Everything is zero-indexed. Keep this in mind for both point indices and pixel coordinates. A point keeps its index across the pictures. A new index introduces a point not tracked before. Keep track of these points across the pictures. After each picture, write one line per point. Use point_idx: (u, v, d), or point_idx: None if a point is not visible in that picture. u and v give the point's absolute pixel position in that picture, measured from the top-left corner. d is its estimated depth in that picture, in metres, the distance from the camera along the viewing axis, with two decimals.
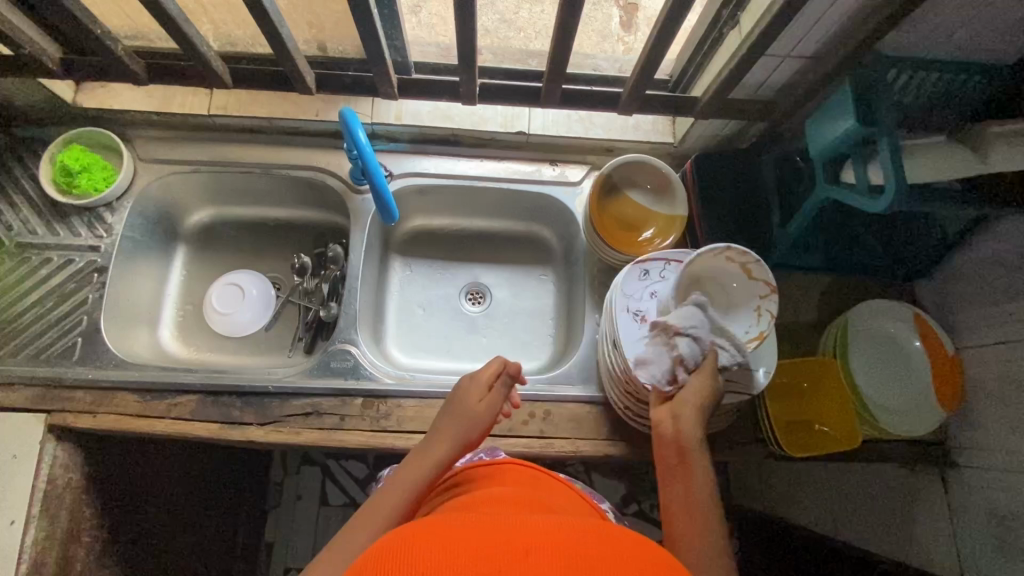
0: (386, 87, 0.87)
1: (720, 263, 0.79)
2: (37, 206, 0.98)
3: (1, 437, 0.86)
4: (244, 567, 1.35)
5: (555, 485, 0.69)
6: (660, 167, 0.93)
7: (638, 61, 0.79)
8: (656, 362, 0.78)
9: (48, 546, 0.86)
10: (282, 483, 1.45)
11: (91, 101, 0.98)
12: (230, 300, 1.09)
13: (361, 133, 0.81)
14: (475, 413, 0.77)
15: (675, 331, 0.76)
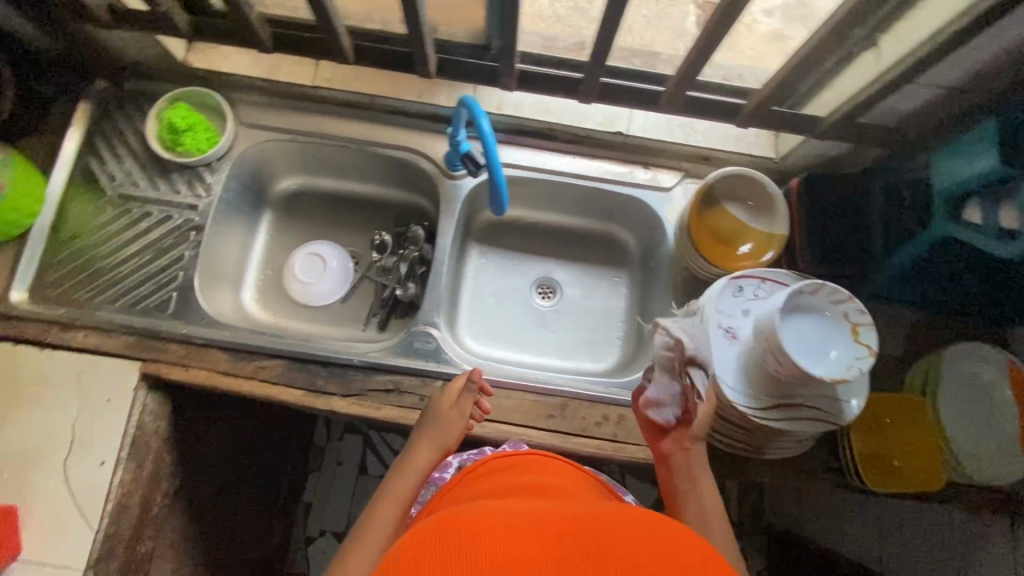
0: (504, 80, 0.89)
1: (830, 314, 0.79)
2: (141, 160, 1.01)
3: (100, 380, 0.90)
4: (283, 524, 1.39)
5: (572, 475, 0.75)
6: (767, 184, 0.91)
7: (780, 73, 0.80)
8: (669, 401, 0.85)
9: (134, 487, 0.90)
10: (324, 447, 1.48)
11: (201, 61, 1.03)
12: (313, 270, 1.12)
13: (485, 121, 0.78)
14: (446, 423, 0.82)
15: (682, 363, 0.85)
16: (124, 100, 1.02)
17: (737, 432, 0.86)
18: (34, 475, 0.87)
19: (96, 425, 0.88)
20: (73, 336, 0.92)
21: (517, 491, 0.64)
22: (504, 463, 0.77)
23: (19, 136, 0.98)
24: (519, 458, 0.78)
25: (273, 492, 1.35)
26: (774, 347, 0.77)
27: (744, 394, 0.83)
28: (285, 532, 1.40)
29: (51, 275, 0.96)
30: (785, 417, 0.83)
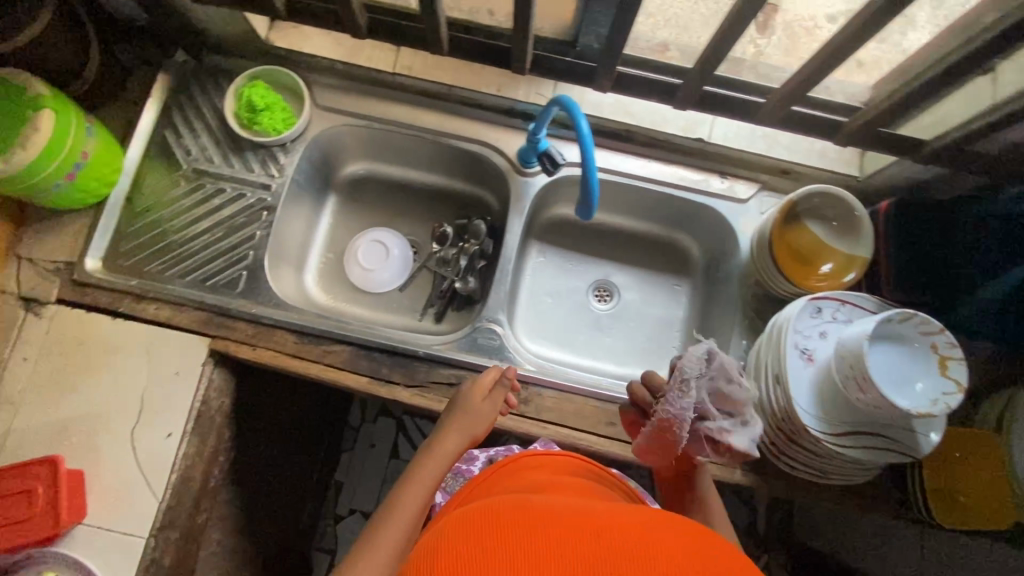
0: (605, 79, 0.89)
1: (911, 345, 0.77)
2: (216, 136, 1.01)
3: (169, 353, 0.91)
4: (312, 504, 1.36)
5: (599, 483, 0.76)
6: (856, 205, 0.88)
7: (906, 92, 0.77)
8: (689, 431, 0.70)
9: (196, 460, 0.91)
10: (358, 428, 1.45)
11: (283, 39, 1.03)
12: (375, 257, 1.13)
13: (583, 122, 0.78)
14: (478, 415, 0.81)
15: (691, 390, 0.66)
16: (201, 74, 1.02)
17: (805, 457, 0.84)
18: (101, 443, 0.88)
19: (164, 397, 0.89)
20: (146, 307, 0.93)
21: (547, 489, 0.68)
22: (529, 464, 0.78)
23: (98, 104, 0.98)
24: (551, 459, 0.80)
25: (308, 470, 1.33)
26: (861, 376, 0.74)
27: (816, 418, 0.81)
28: (315, 511, 1.38)
29: (124, 245, 0.96)
30: (857, 446, 0.81)
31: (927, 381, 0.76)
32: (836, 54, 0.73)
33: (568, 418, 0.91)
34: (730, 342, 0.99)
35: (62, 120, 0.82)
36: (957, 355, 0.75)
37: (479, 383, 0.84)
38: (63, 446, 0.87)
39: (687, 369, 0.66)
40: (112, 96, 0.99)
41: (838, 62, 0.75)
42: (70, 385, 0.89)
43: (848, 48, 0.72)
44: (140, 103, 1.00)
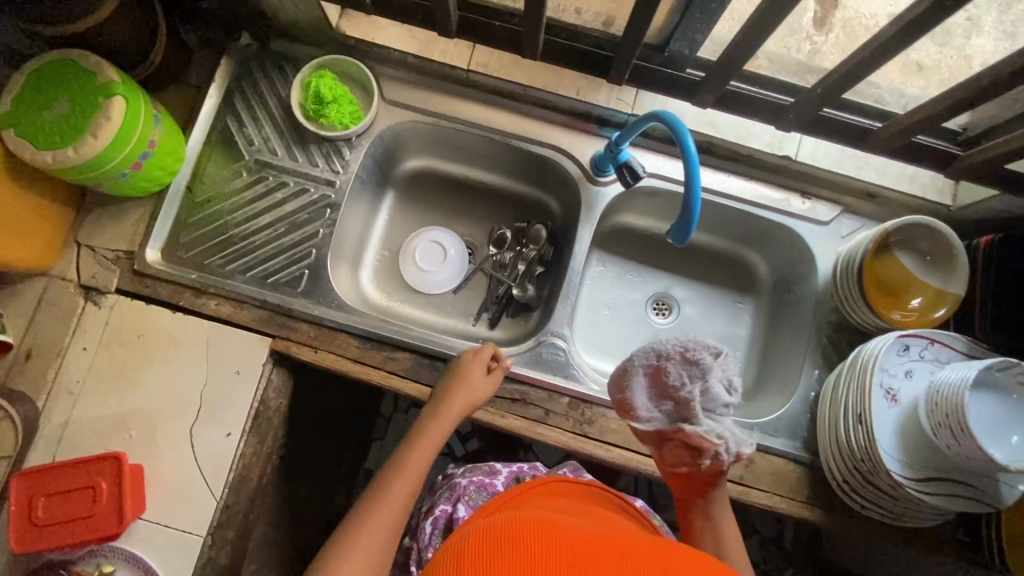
0: (707, 92, 0.83)
1: (1009, 394, 0.73)
2: (280, 127, 0.97)
3: (228, 351, 0.89)
4: (343, 495, 1.23)
5: (623, 517, 0.71)
6: (953, 239, 0.83)
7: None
8: (651, 409, 0.65)
9: (252, 461, 0.89)
10: (390, 418, 1.29)
11: (353, 30, 0.98)
12: (433, 259, 1.10)
13: (691, 141, 0.74)
14: (474, 389, 0.80)
15: (675, 365, 0.63)
16: (265, 60, 0.98)
17: (881, 499, 0.81)
18: (160, 439, 0.86)
19: (223, 396, 0.88)
20: (206, 302, 0.91)
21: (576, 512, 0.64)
22: (564, 489, 0.72)
23: (160, 88, 0.95)
24: (584, 488, 0.74)
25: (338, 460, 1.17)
26: (957, 427, 0.71)
27: (898, 461, 0.79)
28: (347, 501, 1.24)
29: (184, 236, 0.94)
30: (940, 493, 0.78)
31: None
32: (969, 86, 0.68)
33: (634, 442, 0.87)
34: (800, 371, 0.95)
35: (133, 104, 0.79)
36: None
37: (477, 356, 0.84)
38: (121, 440, 0.86)
39: (701, 355, 0.62)
40: (174, 79, 0.95)
41: (966, 96, 0.70)
42: (129, 377, 0.88)
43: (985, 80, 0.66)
44: (203, 89, 0.96)
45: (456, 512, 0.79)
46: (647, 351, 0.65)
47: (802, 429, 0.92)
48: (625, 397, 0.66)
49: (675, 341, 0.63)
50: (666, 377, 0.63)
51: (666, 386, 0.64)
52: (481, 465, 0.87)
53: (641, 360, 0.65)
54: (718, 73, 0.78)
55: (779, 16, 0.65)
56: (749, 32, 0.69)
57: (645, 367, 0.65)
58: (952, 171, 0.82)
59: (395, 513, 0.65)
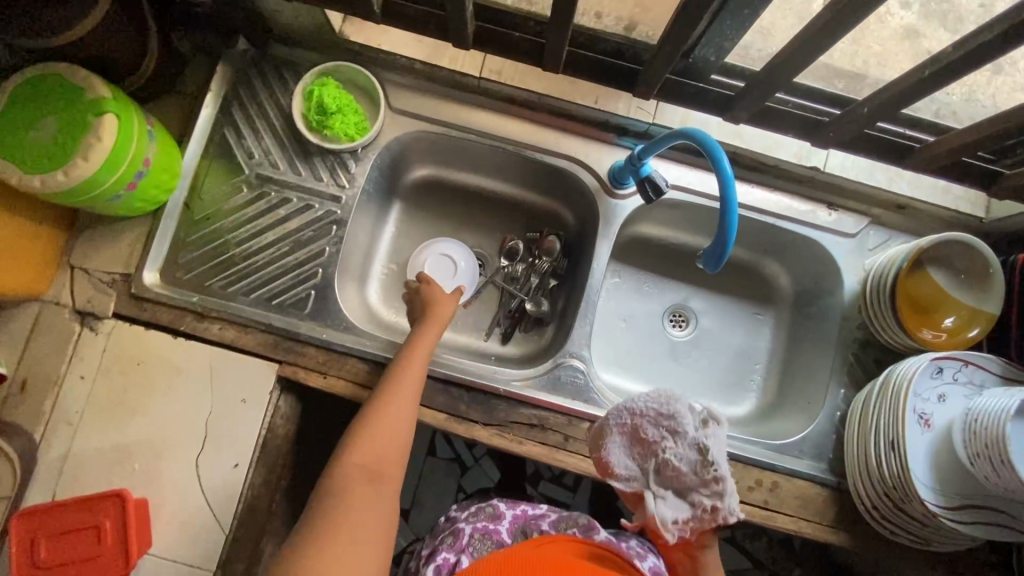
0: (739, 105, 0.78)
1: None
2: (281, 139, 0.92)
3: (233, 378, 0.85)
4: None
5: None
6: (989, 257, 0.80)
7: None
8: (633, 470, 0.62)
9: (261, 491, 0.86)
10: None
11: (358, 35, 0.92)
12: (442, 271, 1.04)
13: (727, 162, 0.70)
14: (439, 306, 0.87)
15: (651, 421, 0.61)
16: (264, 67, 0.92)
17: (911, 525, 0.79)
18: (165, 471, 0.83)
19: (229, 425, 0.84)
20: (208, 326, 0.87)
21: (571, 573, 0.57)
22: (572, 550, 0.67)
23: (153, 98, 0.89)
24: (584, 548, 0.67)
25: None
26: (997, 458, 0.69)
27: (931, 489, 0.76)
28: None
29: (183, 256, 0.89)
30: (973, 521, 0.76)
31: None
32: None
33: None
34: (826, 390, 0.92)
35: (125, 122, 0.74)
36: None
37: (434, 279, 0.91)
38: (125, 472, 0.83)
39: (675, 405, 0.61)
40: (167, 88, 0.89)
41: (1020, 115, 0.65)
42: (130, 406, 0.84)
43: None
44: (198, 98, 0.91)
45: (460, 562, 0.74)
46: (621, 409, 0.63)
47: (828, 450, 0.89)
48: (602, 458, 0.64)
49: (649, 398, 0.62)
50: (645, 435, 0.62)
51: (647, 444, 0.62)
52: (486, 507, 0.83)
53: (616, 419, 0.64)
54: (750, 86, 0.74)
55: (826, 31, 0.60)
56: (790, 46, 0.65)
57: (619, 425, 0.63)
58: (998, 190, 0.78)
59: (410, 392, 0.77)
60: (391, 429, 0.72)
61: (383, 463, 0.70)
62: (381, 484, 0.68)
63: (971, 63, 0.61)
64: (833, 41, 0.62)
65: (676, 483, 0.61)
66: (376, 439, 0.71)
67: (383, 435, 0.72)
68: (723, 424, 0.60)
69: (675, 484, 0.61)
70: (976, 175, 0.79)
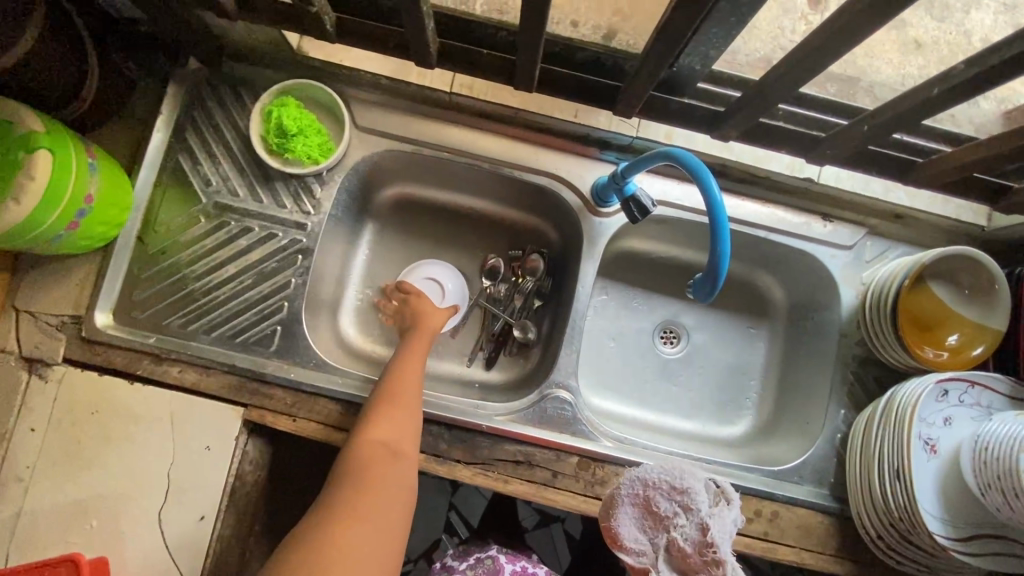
0: (727, 120, 0.73)
1: None
2: (239, 163, 0.86)
3: (195, 425, 0.79)
4: None
5: None
6: (994, 271, 0.76)
7: None
8: (638, 545, 0.57)
9: (229, 543, 0.80)
10: None
11: (319, 51, 0.85)
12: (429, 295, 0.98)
13: (714, 184, 0.65)
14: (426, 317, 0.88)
15: (665, 495, 0.57)
16: (218, 86, 0.86)
17: (918, 556, 0.75)
18: (125, 527, 0.77)
19: (192, 476, 0.79)
20: (167, 369, 0.81)
21: None
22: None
23: (98, 125, 0.83)
24: None
25: None
26: (1011, 491, 0.64)
27: (940, 520, 0.72)
28: None
29: (138, 294, 0.83)
30: (985, 553, 0.72)
31: None
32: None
33: None
34: (826, 411, 0.88)
35: (62, 158, 0.67)
36: None
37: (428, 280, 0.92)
38: (82, 530, 0.77)
39: (692, 482, 0.57)
40: (113, 113, 0.83)
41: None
42: (86, 459, 0.78)
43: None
44: (149, 123, 0.84)
45: None
46: (634, 477, 0.59)
47: (829, 475, 0.85)
48: (609, 528, 0.59)
49: (663, 469, 0.58)
50: (658, 510, 0.57)
51: (658, 520, 0.57)
52: (486, 559, 0.80)
53: (628, 488, 0.59)
54: (740, 101, 0.68)
55: (821, 45, 0.55)
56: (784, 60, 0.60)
57: (630, 495, 0.59)
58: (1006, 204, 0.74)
59: (415, 376, 0.79)
60: (404, 410, 0.74)
61: (399, 442, 0.72)
62: (400, 462, 0.70)
63: (977, 77, 0.56)
64: (828, 56, 0.57)
65: (682, 567, 0.55)
66: (390, 422, 0.73)
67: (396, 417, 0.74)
68: (734, 505, 0.56)
69: (683, 568, 0.55)
70: (980, 186, 0.74)
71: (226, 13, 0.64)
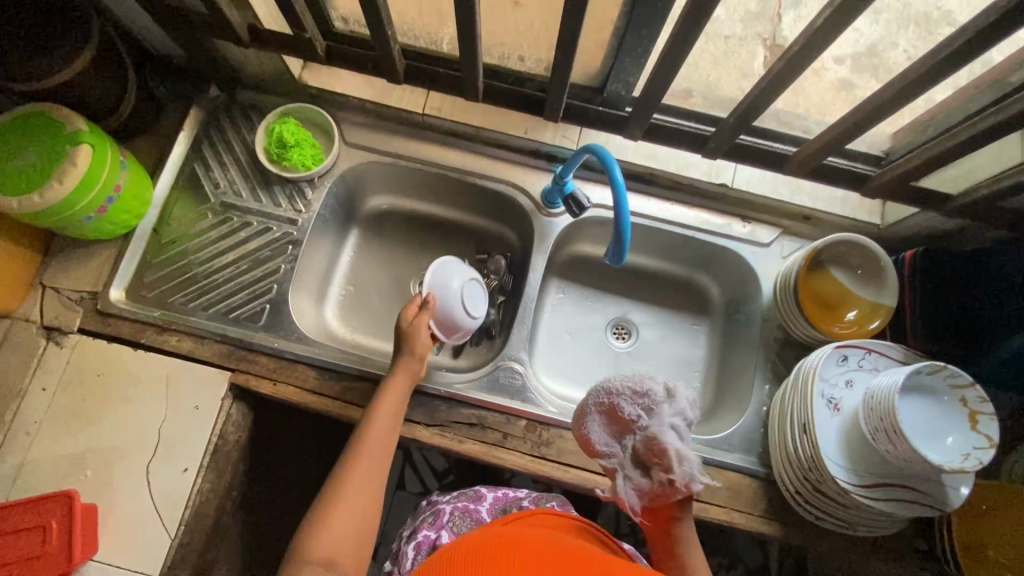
0: (635, 126, 0.89)
1: (936, 385, 0.76)
2: (244, 170, 1.02)
3: (188, 387, 0.90)
4: None
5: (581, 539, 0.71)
6: (878, 253, 0.88)
7: (919, 154, 0.78)
8: (607, 444, 0.68)
9: (208, 497, 0.89)
10: None
11: (316, 81, 1.04)
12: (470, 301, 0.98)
13: (617, 170, 0.79)
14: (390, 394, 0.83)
15: (625, 400, 0.67)
16: (233, 109, 1.04)
17: (831, 507, 0.82)
18: (116, 478, 0.86)
19: (181, 432, 0.88)
20: (167, 339, 0.93)
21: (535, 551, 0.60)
22: (559, 521, 0.74)
23: (131, 137, 1.00)
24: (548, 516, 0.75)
25: None
26: (891, 428, 0.74)
27: (843, 468, 0.80)
28: None
29: (149, 276, 0.96)
30: (886, 498, 0.80)
31: (957, 442, 0.75)
32: (864, 109, 0.73)
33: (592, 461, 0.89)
34: (753, 387, 0.98)
35: (99, 152, 0.83)
36: (989, 410, 0.74)
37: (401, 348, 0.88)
38: (77, 479, 0.86)
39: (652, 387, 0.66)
40: (145, 129, 1.01)
41: (858, 118, 0.74)
42: (87, 416, 0.88)
43: (875, 101, 0.71)
44: (172, 138, 1.02)
45: (439, 537, 0.81)
46: (600, 388, 0.70)
47: (757, 444, 0.93)
48: (584, 435, 0.70)
49: (625, 378, 0.68)
50: (622, 414, 0.67)
51: (623, 422, 0.68)
52: (468, 491, 0.90)
53: (596, 398, 0.70)
54: (645, 108, 0.84)
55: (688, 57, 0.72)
56: (660, 75, 0.77)
57: (600, 404, 0.69)
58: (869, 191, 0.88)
59: (372, 467, 0.73)
60: (350, 510, 0.68)
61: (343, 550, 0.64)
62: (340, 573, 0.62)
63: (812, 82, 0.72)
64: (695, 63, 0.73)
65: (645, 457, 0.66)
66: (352, 496, 0.69)
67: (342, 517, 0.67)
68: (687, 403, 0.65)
69: (645, 461, 0.66)
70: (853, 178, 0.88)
71: (240, 41, 0.83)
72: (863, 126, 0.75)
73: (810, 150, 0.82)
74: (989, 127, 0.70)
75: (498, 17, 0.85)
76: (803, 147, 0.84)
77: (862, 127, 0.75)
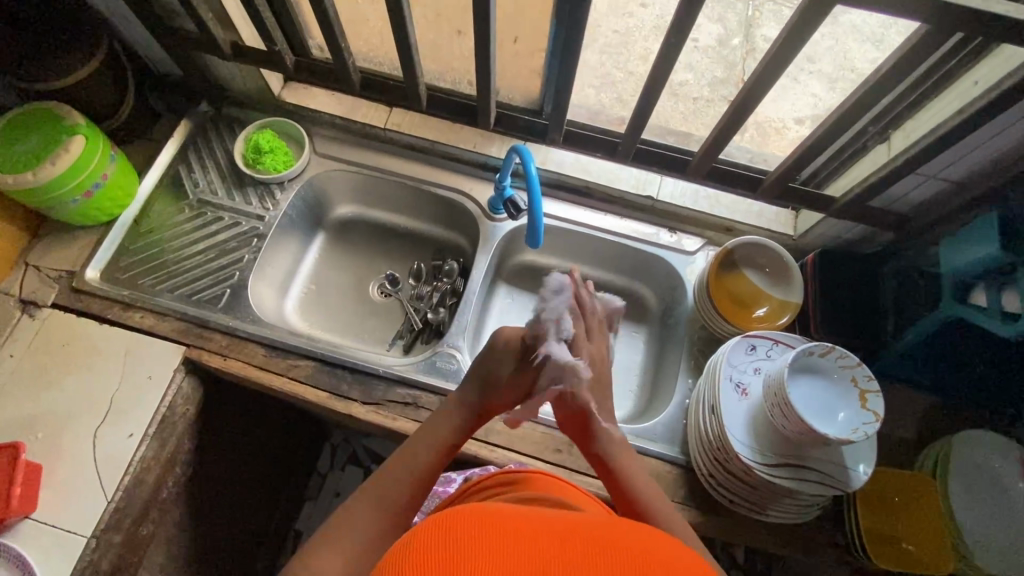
0: (555, 134, 1.01)
1: (828, 365, 0.82)
2: (222, 173, 1.14)
3: (144, 359, 0.97)
4: (269, 552, 1.31)
5: (559, 489, 0.72)
6: (781, 253, 0.98)
7: (792, 157, 0.89)
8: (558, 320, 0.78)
9: (151, 464, 0.93)
10: (325, 476, 1.41)
11: (293, 98, 1.18)
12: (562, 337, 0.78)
13: (532, 164, 0.90)
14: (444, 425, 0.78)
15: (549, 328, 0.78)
16: (219, 122, 1.18)
17: (740, 487, 0.86)
18: (64, 440, 0.91)
19: (132, 400, 0.94)
20: (132, 315, 1.01)
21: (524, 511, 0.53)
22: (506, 479, 0.72)
23: (125, 142, 1.13)
24: (531, 478, 0.73)
25: (262, 518, 1.29)
26: (783, 402, 0.79)
27: (748, 447, 0.84)
28: (270, 559, 1.31)
29: (124, 260, 1.06)
30: (792, 478, 0.83)
31: (848, 420, 0.80)
32: (739, 118, 0.85)
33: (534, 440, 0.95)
34: (677, 381, 1.03)
35: (91, 142, 0.95)
36: (875, 389, 0.80)
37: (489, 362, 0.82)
38: (28, 439, 0.91)
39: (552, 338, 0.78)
40: (138, 135, 1.14)
41: (740, 125, 0.86)
42: (47, 381, 0.95)
43: (752, 110, 0.83)
44: (161, 143, 1.14)
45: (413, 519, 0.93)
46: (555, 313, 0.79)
47: (679, 434, 0.98)
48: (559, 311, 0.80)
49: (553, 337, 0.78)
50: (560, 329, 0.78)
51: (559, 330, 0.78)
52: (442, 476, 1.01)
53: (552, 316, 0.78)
54: (557, 115, 0.96)
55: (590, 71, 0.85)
56: (566, 90, 0.89)
57: (589, 323, 0.84)
58: (768, 196, 0.99)
59: (394, 495, 0.69)
60: (353, 539, 0.64)
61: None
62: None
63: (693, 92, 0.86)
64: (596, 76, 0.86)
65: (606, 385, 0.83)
66: (360, 525, 0.66)
67: (349, 543, 0.63)
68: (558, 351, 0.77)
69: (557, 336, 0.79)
70: (746, 182, 0.99)
71: (223, 55, 0.98)
72: (737, 131, 0.88)
73: (700, 154, 0.95)
74: (845, 131, 0.82)
75: (441, 46, 0.99)
76: (697, 153, 0.96)
77: (737, 132, 0.88)
